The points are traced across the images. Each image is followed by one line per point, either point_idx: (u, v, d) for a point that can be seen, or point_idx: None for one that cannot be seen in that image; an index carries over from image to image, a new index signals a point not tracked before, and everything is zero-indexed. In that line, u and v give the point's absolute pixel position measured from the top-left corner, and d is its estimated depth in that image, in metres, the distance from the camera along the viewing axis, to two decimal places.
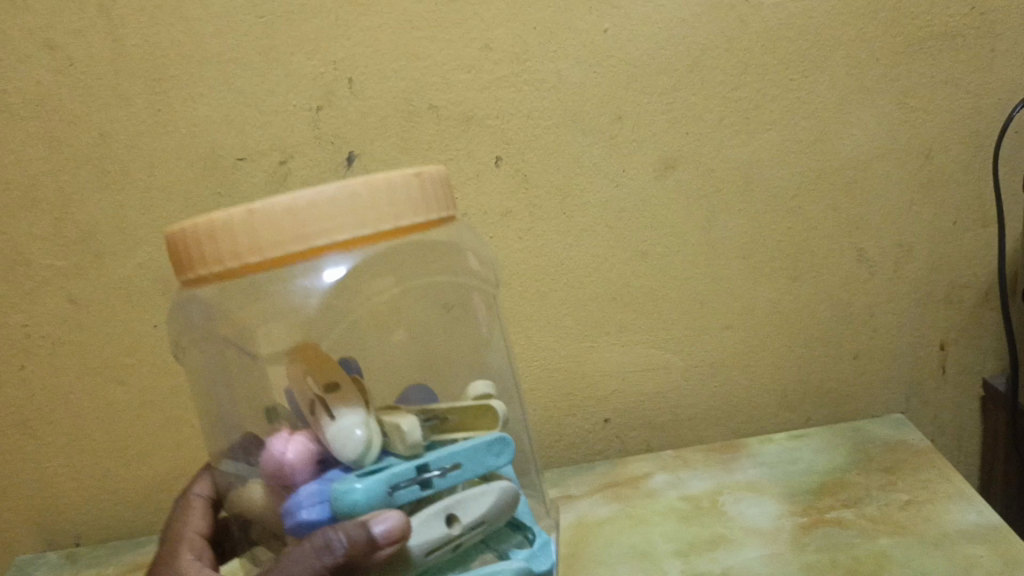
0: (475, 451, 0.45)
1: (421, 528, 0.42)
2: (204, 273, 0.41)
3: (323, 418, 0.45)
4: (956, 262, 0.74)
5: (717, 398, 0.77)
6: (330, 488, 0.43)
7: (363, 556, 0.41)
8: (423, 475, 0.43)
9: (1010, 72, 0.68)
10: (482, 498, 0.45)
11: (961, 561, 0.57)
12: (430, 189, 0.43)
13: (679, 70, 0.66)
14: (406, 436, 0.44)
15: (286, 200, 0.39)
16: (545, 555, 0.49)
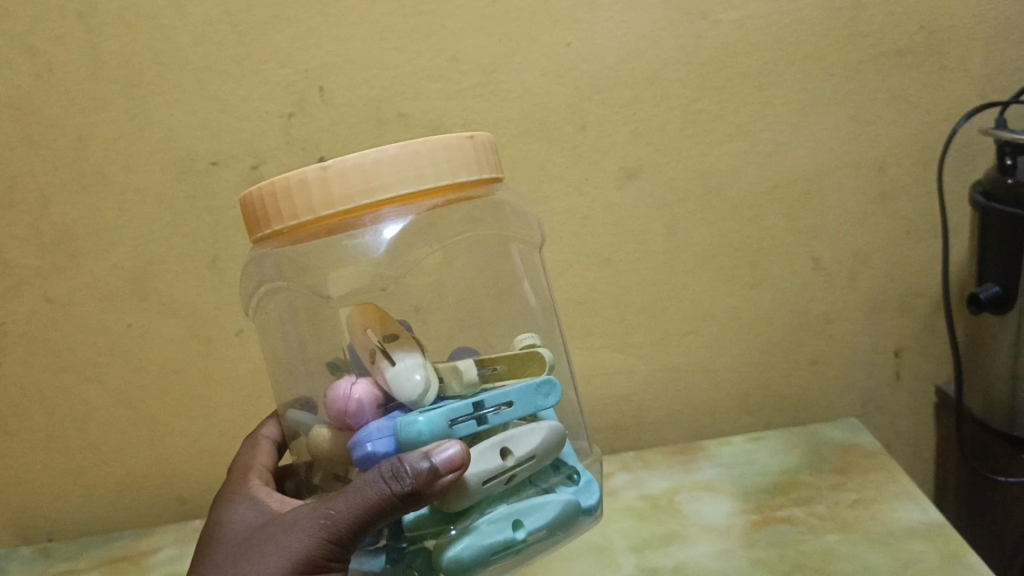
0: (529, 389, 0.43)
1: (474, 462, 0.40)
2: (277, 229, 0.41)
3: (383, 363, 0.44)
4: (910, 272, 0.76)
5: (679, 401, 0.80)
6: (394, 422, 0.41)
7: (426, 488, 0.38)
8: (479, 411, 0.41)
9: (959, 89, 0.70)
10: (535, 433, 0.42)
11: (903, 556, 0.59)
12: (482, 151, 0.43)
13: (640, 83, 0.68)
14: (462, 375, 0.43)
15: (355, 156, 0.39)
16: (592, 491, 0.46)
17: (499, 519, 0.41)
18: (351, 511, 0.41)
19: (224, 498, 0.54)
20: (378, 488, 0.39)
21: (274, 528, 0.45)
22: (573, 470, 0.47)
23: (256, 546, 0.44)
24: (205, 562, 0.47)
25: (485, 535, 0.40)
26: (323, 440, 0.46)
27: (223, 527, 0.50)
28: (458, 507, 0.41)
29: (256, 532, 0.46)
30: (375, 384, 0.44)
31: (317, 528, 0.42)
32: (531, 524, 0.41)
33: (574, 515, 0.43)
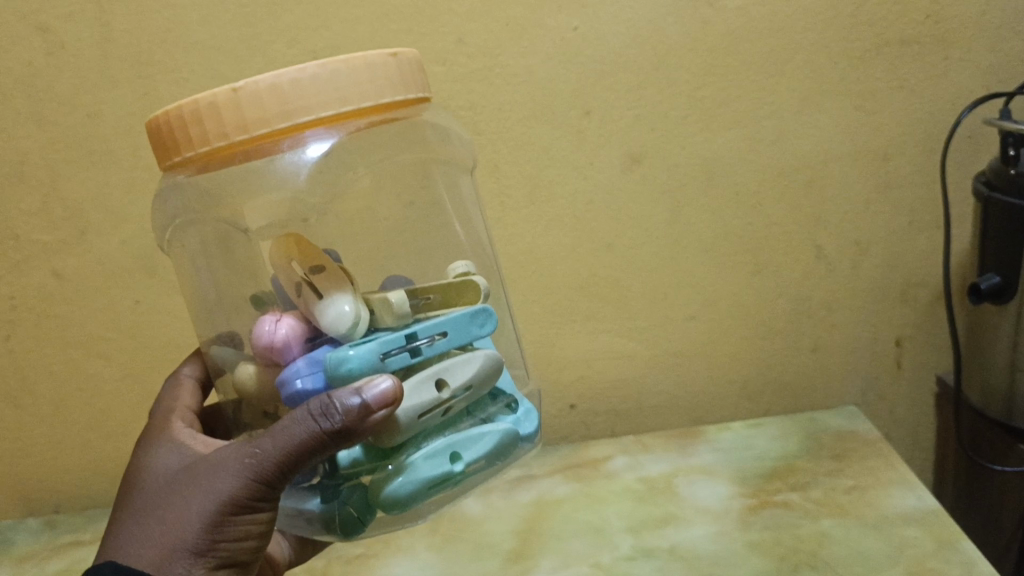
0: (465, 318, 0.42)
1: (408, 397, 0.40)
2: (190, 156, 0.40)
3: (313, 299, 0.43)
4: (913, 261, 0.76)
5: (679, 387, 0.80)
6: (322, 357, 0.40)
7: (357, 423, 0.38)
8: (412, 344, 0.40)
9: (964, 79, 0.70)
10: (469, 365, 0.42)
11: (897, 542, 0.60)
12: (407, 71, 0.42)
13: (646, 69, 0.68)
14: (395, 308, 0.43)
15: (269, 78, 0.38)
16: (529, 420, 0.47)
17: (435, 451, 0.41)
18: (277, 450, 0.41)
19: (143, 444, 0.52)
20: (303, 426, 0.39)
21: (197, 472, 0.44)
22: (512, 399, 0.48)
23: (181, 492, 0.44)
24: (126, 508, 0.47)
25: (420, 468, 0.40)
26: (248, 377, 0.45)
27: (145, 472, 0.49)
28: (392, 442, 0.41)
29: (180, 474, 0.46)
30: (301, 318, 0.44)
31: (244, 469, 0.42)
32: (467, 455, 0.41)
33: (512, 444, 0.44)
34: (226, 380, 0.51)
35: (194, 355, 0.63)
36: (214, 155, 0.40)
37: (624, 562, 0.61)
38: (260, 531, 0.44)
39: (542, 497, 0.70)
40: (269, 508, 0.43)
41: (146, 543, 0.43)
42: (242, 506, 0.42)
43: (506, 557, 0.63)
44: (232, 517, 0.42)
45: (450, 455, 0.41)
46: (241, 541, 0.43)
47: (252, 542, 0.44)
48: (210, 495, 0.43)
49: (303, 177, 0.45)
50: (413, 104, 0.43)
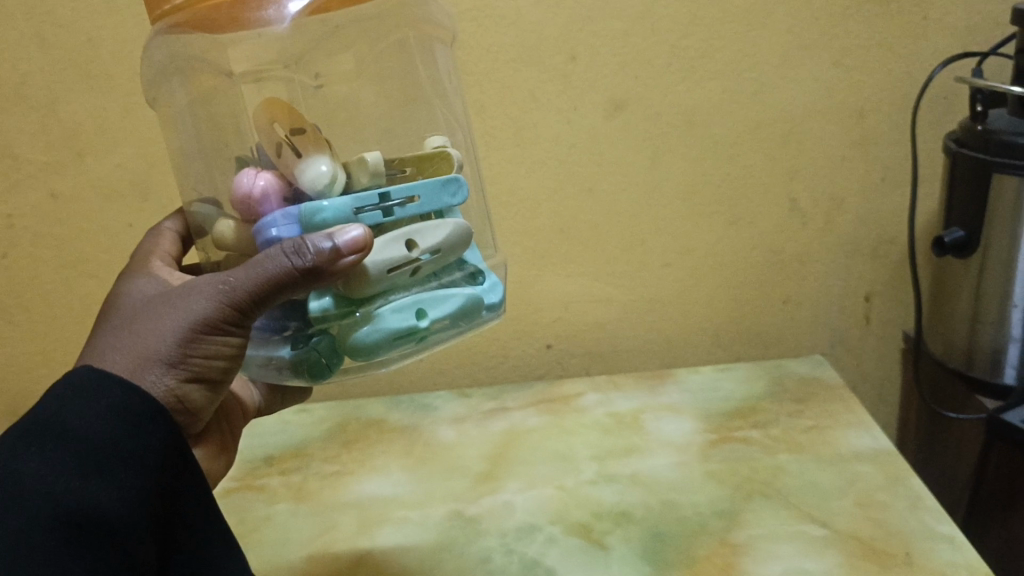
0: (437, 185, 0.44)
1: (378, 251, 0.42)
2: (178, 1, 0.41)
3: (290, 157, 0.45)
4: (884, 217, 0.79)
5: (653, 332, 0.83)
6: (299, 209, 0.44)
7: (326, 266, 0.41)
8: (385, 204, 0.43)
9: (941, 39, 0.72)
10: (441, 230, 0.44)
11: (848, 475, 0.63)
12: None
13: (631, 16, 0.70)
14: (369, 166, 0.45)
15: None
16: (495, 291, 0.48)
17: (401, 306, 0.44)
18: (250, 277, 0.43)
19: (125, 276, 0.54)
20: (279, 258, 0.42)
21: (175, 295, 0.47)
22: (477, 270, 0.49)
23: (158, 312, 0.46)
24: (100, 326, 0.48)
25: (384, 320, 0.43)
26: (227, 233, 0.48)
27: (123, 299, 0.50)
28: (362, 293, 0.43)
29: (156, 299, 0.48)
30: (281, 175, 0.46)
31: (218, 294, 0.44)
32: (434, 315, 0.44)
33: (475, 310, 0.46)
34: (206, 239, 0.54)
35: (178, 211, 0.63)
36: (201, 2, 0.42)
37: (587, 486, 0.64)
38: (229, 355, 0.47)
39: (514, 426, 0.73)
40: (240, 334, 0.46)
41: (118, 351, 0.45)
42: (214, 328, 0.45)
43: (475, 478, 0.66)
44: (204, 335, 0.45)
45: (416, 313, 0.44)
46: (210, 361, 0.46)
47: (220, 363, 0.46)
48: (186, 313, 0.45)
49: (283, 28, 0.46)
50: None
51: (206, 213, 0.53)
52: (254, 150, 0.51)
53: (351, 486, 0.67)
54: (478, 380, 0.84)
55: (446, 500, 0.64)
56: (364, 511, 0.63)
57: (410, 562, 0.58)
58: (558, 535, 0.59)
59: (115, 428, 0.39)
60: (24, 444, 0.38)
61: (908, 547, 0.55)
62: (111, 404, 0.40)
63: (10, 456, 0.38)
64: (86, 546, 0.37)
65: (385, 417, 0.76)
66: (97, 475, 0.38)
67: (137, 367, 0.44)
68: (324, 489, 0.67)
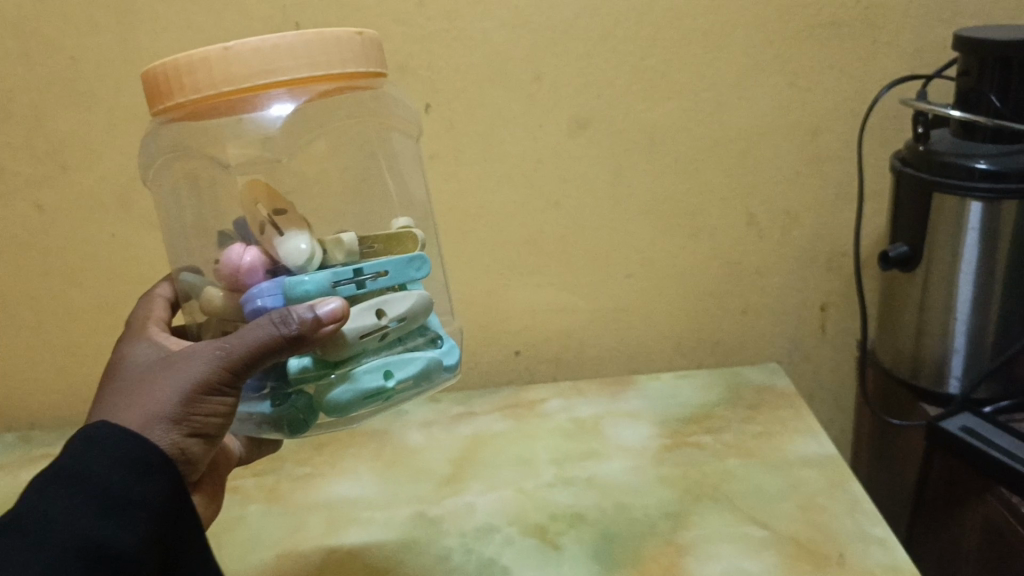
0: (404, 262, 0.48)
1: (353, 319, 0.47)
2: (180, 101, 0.45)
3: (274, 236, 0.49)
4: (838, 232, 0.82)
5: (617, 340, 0.86)
6: (282, 281, 0.47)
7: (310, 332, 0.44)
8: (359, 277, 0.47)
9: (890, 62, 0.76)
10: (408, 300, 0.48)
11: (792, 480, 0.66)
12: (371, 48, 0.48)
13: (593, 38, 0.74)
14: (344, 245, 0.49)
15: (255, 40, 0.43)
16: (452, 355, 0.52)
17: (372, 368, 0.48)
18: (244, 343, 0.46)
19: (122, 342, 0.56)
20: (272, 327, 0.45)
21: (172, 360, 0.49)
22: (437, 335, 0.52)
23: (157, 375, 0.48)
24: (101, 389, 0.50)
25: (358, 381, 0.47)
26: (215, 298, 0.52)
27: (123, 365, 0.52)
28: (339, 354, 0.47)
29: (154, 363, 0.50)
30: (265, 252, 0.49)
31: (214, 358, 0.47)
32: (402, 375, 0.48)
33: (436, 372, 0.50)
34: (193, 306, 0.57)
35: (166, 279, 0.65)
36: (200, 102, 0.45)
37: (546, 488, 0.67)
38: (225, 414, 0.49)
39: (480, 431, 0.76)
40: (235, 394, 0.48)
41: (125, 409, 0.47)
42: (210, 389, 0.47)
43: (440, 481, 0.69)
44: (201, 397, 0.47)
45: (386, 373, 0.48)
46: (210, 419, 0.48)
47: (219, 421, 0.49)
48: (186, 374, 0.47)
49: (270, 127, 0.50)
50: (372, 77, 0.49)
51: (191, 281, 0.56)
52: (233, 224, 0.54)
53: (321, 488, 0.70)
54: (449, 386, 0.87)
55: (412, 502, 0.67)
56: (333, 512, 0.67)
57: (375, 561, 0.61)
58: (515, 536, 0.62)
59: (128, 477, 0.43)
60: (46, 490, 0.42)
61: (842, 549, 0.59)
62: (127, 457, 0.43)
63: (31, 500, 0.41)
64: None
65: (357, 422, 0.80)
66: (111, 516, 0.42)
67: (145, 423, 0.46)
68: (296, 491, 0.70)
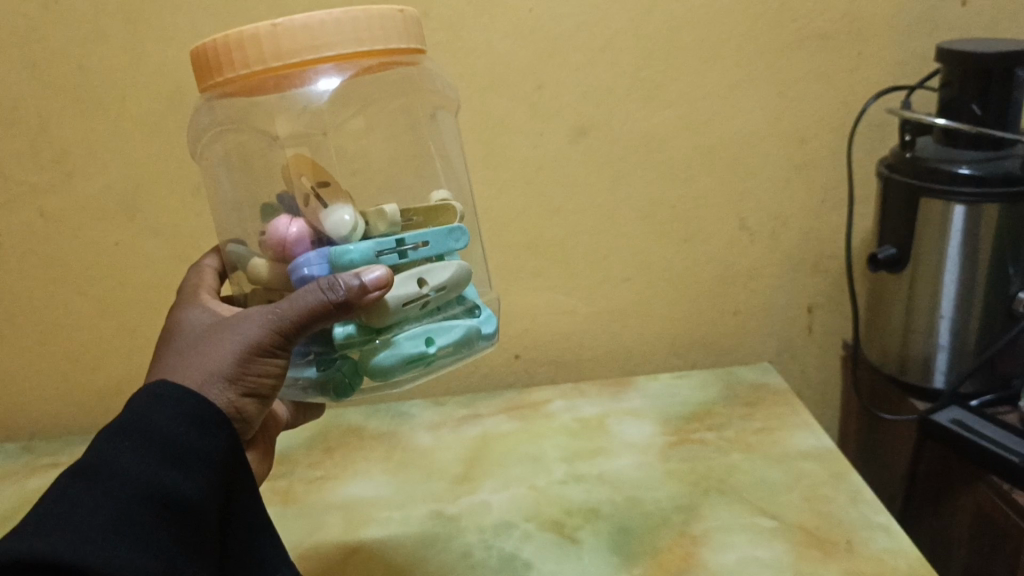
0: (443, 234, 0.50)
1: (395, 288, 0.48)
2: (230, 76, 0.46)
3: (318, 207, 0.51)
4: (825, 235, 0.85)
5: (614, 341, 0.89)
6: (329, 251, 0.49)
7: (356, 299, 0.46)
8: (401, 247, 0.49)
9: (874, 73, 0.79)
10: (447, 269, 0.50)
11: (794, 472, 0.69)
12: (412, 24, 0.49)
13: (593, 49, 0.76)
14: (387, 216, 0.52)
15: (303, 17, 0.45)
16: (490, 323, 0.54)
17: (413, 335, 0.49)
18: (294, 308, 0.48)
19: (178, 307, 0.59)
20: (320, 291, 0.47)
21: (228, 323, 0.51)
22: (474, 304, 0.55)
23: (213, 337, 0.51)
24: (162, 350, 0.53)
25: (398, 347, 0.49)
26: (260, 269, 0.54)
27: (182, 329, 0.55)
28: (382, 322, 0.49)
29: (210, 327, 0.52)
30: (308, 222, 0.51)
31: (267, 322, 0.49)
32: (441, 343, 0.50)
33: (474, 340, 0.52)
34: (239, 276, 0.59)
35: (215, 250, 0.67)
36: (249, 77, 0.46)
37: (558, 485, 0.69)
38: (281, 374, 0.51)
39: (487, 432, 0.77)
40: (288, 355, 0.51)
41: (184, 368, 0.49)
42: (263, 352, 0.49)
43: (453, 479, 0.71)
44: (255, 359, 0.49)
45: (426, 341, 0.49)
46: (264, 379, 0.50)
47: (273, 380, 0.51)
48: (241, 335, 0.49)
49: (314, 95, 0.52)
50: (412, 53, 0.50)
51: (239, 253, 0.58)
52: (278, 199, 0.56)
53: (336, 489, 0.71)
54: (450, 389, 0.89)
55: (428, 500, 0.68)
56: (350, 512, 0.68)
57: (397, 557, 0.62)
58: (533, 531, 0.64)
59: (191, 432, 0.45)
60: (115, 439, 0.43)
61: (848, 535, 0.62)
62: (187, 409, 0.45)
63: (104, 452, 0.42)
64: (173, 526, 0.42)
65: (364, 425, 0.81)
66: (178, 469, 0.43)
67: (203, 382, 0.48)
68: (312, 493, 0.71)
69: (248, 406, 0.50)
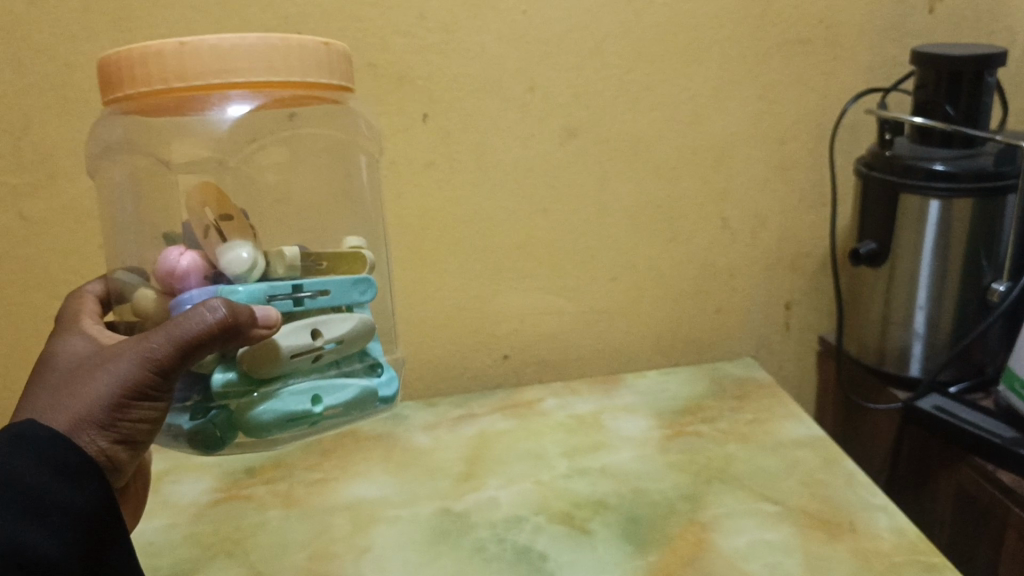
0: (347, 284, 0.50)
1: (285, 337, 0.47)
2: (132, 93, 0.45)
3: (218, 241, 0.50)
4: (802, 234, 0.88)
5: (600, 340, 0.90)
6: (214, 287, 0.48)
7: (233, 327, 0.44)
8: (297, 294, 0.49)
9: (847, 77, 0.83)
10: (345, 323, 0.50)
11: (788, 459, 0.71)
12: (334, 60, 0.48)
13: (584, 52, 0.77)
14: (287, 258, 0.50)
15: (212, 39, 0.44)
16: (389, 384, 0.53)
17: (298, 390, 0.49)
18: (169, 341, 0.45)
19: (54, 336, 0.56)
20: (190, 326, 0.45)
21: (100, 359, 0.48)
22: (376, 362, 0.54)
23: (84, 375, 0.48)
24: (32, 388, 0.50)
25: (280, 398, 0.48)
26: (148, 302, 0.51)
27: (54, 361, 0.52)
28: (265, 374, 0.47)
29: (83, 361, 0.50)
30: (203, 256, 0.50)
31: (140, 357, 0.46)
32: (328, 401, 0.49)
33: (366, 400, 0.51)
34: (124, 307, 0.57)
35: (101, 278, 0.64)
36: (152, 96, 0.45)
37: (562, 479, 0.70)
38: (157, 420, 0.49)
39: (485, 431, 0.78)
40: (163, 398, 0.48)
41: (51, 409, 0.47)
42: (137, 390, 0.47)
43: (456, 478, 0.71)
44: (130, 399, 0.47)
45: (312, 396, 0.49)
46: (136, 424, 0.48)
47: (148, 425, 0.49)
48: (113, 377, 0.47)
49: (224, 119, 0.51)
50: (333, 88, 0.49)
51: (129, 280, 0.56)
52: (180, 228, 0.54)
53: (338, 491, 0.70)
54: (439, 391, 0.89)
55: (433, 498, 0.68)
56: (355, 512, 0.67)
57: (409, 553, 0.62)
58: (544, 524, 0.64)
59: (53, 479, 0.42)
60: None
61: (849, 517, 0.63)
62: (61, 461, 0.43)
63: None
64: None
65: (357, 427, 0.80)
66: (34, 519, 0.41)
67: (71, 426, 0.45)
68: (313, 496, 0.70)
69: (120, 452, 0.48)
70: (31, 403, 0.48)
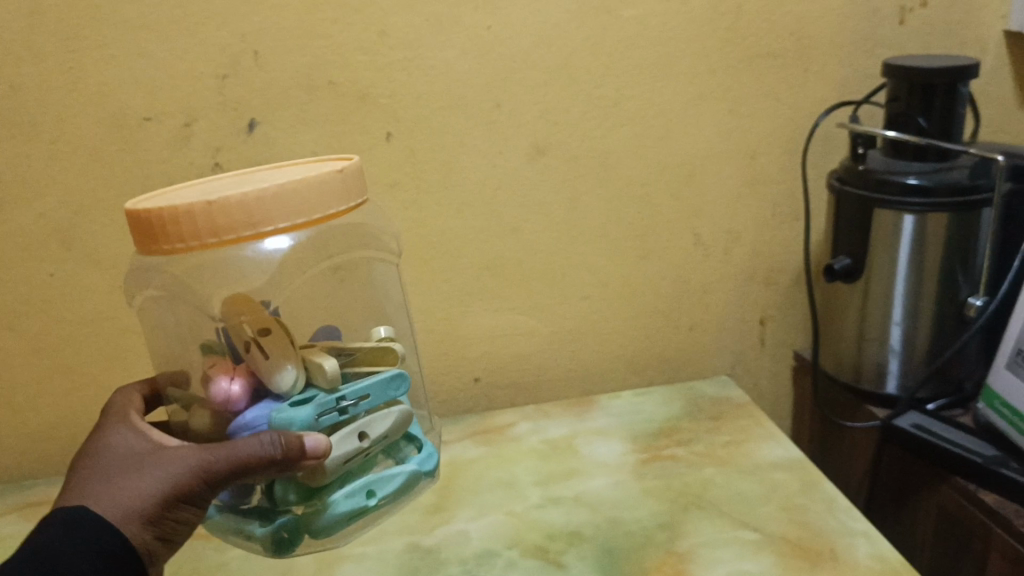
0: (382, 384, 0.52)
1: (335, 448, 0.49)
2: (168, 247, 0.48)
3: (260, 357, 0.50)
4: (775, 249, 0.87)
5: (573, 361, 0.88)
6: (269, 410, 0.50)
7: (293, 459, 0.46)
8: (340, 404, 0.50)
9: (818, 90, 0.81)
10: (384, 419, 0.52)
11: (766, 483, 0.69)
12: (349, 182, 0.52)
13: (551, 67, 0.75)
14: (327, 372, 0.50)
15: (239, 195, 0.47)
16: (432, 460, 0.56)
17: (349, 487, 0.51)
18: (229, 456, 0.47)
19: (102, 419, 0.57)
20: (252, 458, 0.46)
21: (153, 455, 0.50)
22: (419, 441, 0.57)
23: (135, 470, 0.49)
24: (77, 469, 0.51)
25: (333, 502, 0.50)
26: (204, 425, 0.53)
27: (102, 442, 0.53)
28: (320, 481, 0.49)
29: (133, 454, 0.51)
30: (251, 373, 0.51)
31: (197, 464, 0.48)
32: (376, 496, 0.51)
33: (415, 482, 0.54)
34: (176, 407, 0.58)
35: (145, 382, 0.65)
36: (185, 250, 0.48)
37: (535, 509, 0.67)
38: (198, 525, 0.51)
39: (455, 459, 0.76)
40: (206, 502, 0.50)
41: (100, 499, 0.48)
42: (189, 494, 0.48)
43: (425, 510, 0.69)
44: (180, 501, 0.48)
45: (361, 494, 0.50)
46: (178, 524, 0.50)
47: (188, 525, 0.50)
48: (166, 477, 0.48)
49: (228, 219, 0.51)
50: (351, 210, 0.53)
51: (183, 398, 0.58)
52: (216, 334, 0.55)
53: None
54: None
55: (401, 533, 0.66)
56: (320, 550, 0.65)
57: None
58: (516, 559, 0.62)
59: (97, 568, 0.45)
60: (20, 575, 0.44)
61: (830, 544, 0.62)
62: (102, 550, 0.46)
63: None
64: None
65: None
66: None
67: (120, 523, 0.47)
68: None
69: (157, 549, 0.49)
70: (79, 488, 0.50)
